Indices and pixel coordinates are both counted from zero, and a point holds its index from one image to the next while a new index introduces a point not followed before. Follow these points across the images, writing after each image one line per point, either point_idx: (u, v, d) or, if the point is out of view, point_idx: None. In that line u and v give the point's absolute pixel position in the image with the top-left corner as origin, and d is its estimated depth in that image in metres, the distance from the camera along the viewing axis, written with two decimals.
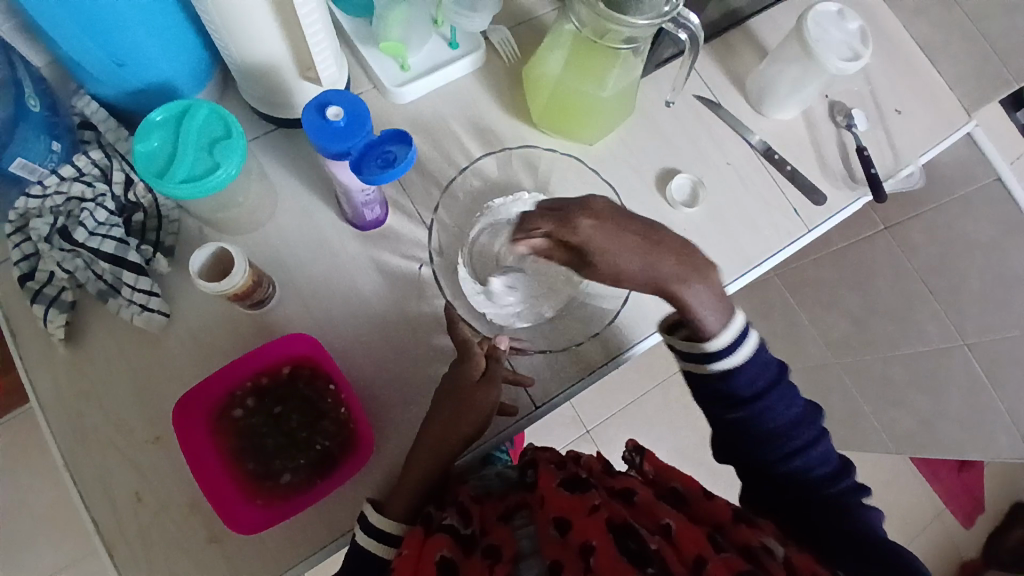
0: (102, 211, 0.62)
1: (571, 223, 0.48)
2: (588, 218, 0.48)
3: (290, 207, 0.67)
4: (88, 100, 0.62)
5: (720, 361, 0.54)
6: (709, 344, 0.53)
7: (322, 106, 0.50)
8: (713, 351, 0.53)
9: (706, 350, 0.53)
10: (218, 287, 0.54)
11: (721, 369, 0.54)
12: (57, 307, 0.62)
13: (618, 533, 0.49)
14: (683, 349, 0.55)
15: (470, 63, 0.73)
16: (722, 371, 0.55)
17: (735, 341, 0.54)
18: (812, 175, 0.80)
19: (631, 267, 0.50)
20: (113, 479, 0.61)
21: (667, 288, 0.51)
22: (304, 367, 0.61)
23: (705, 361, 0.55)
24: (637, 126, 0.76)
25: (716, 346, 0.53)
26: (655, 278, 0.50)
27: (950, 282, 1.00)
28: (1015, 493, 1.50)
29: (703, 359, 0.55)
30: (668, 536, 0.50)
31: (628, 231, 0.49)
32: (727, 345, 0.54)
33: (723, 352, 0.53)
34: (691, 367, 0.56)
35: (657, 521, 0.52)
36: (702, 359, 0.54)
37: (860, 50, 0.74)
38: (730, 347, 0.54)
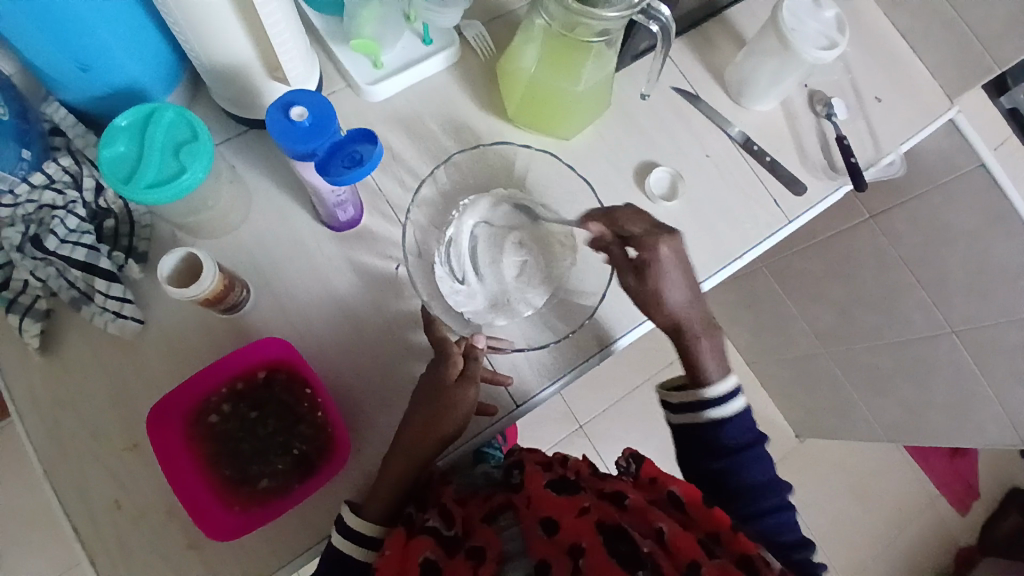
0: (73, 218, 0.61)
1: (651, 235, 0.60)
2: (665, 244, 0.60)
3: (264, 209, 0.67)
4: (58, 107, 0.62)
5: (714, 408, 0.62)
6: (705, 391, 0.62)
7: (286, 106, 0.50)
8: (711, 395, 0.62)
9: (702, 393, 0.62)
10: (186, 292, 0.53)
11: (715, 417, 0.62)
12: (31, 316, 0.62)
13: (609, 535, 0.50)
14: (680, 399, 0.63)
15: (445, 60, 0.72)
16: (716, 417, 0.62)
17: (727, 396, 0.62)
18: (792, 166, 0.80)
19: (674, 294, 0.61)
20: (91, 487, 0.60)
21: (682, 325, 0.63)
22: (280, 371, 0.61)
23: (700, 408, 0.62)
24: (615, 120, 0.76)
25: (713, 392, 0.62)
26: (680, 317, 0.62)
27: (934, 270, 0.98)
28: (1006, 478, 1.51)
29: (699, 406, 0.62)
30: (661, 541, 0.50)
31: (682, 265, 0.61)
32: (721, 395, 0.62)
33: (720, 397, 0.62)
34: (687, 418, 0.63)
35: (652, 525, 0.52)
36: (698, 405, 0.62)
37: (837, 37, 0.74)
38: (723, 398, 0.62)
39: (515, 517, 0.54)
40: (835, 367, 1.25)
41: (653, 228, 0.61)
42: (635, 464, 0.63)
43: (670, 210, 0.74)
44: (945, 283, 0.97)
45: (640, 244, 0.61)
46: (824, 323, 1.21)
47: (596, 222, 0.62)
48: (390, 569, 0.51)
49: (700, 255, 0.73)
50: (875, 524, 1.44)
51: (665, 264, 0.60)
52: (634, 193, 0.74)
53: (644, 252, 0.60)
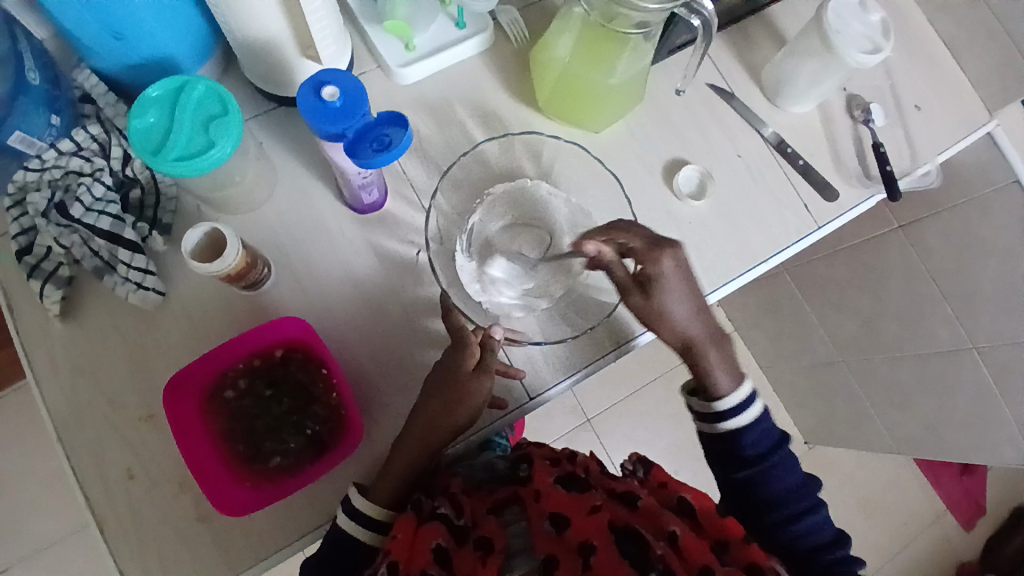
0: (99, 187, 0.61)
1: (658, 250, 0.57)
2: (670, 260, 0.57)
3: (288, 187, 0.67)
4: (88, 74, 0.61)
5: (730, 420, 0.60)
6: (719, 402, 0.60)
7: (316, 86, 0.49)
8: (722, 408, 0.60)
9: (717, 406, 0.60)
10: (211, 267, 0.53)
11: (732, 427, 0.60)
12: (53, 283, 0.62)
13: (619, 535, 0.50)
14: (699, 409, 0.62)
15: (477, 44, 0.71)
16: (734, 428, 0.60)
17: (741, 405, 0.60)
18: (825, 171, 0.78)
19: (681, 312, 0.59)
20: (106, 454, 0.61)
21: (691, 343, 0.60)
22: (296, 351, 0.61)
23: (717, 419, 0.61)
24: (646, 115, 0.74)
25: (723, 406, 0.60)
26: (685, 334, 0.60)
27: (962, 286, 0.96)
28: (1016, 498, 1.48)
29: (714, 419, 0.61)
30: (673, 545, 0.50)
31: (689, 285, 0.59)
32: (738, 405, 0.60)
33: (732, 409, 0.60)
34: (704, 426, 0.62)
35: (662, 528, 0.51)
36: (713, 416, 0.61)
37: (881, 42, 0.72)
38: (736, 408, 0.60)
39: (521, 513, 0.56)
40: (852, 377, 1.22)
41: (653, 243, 0.57)
42: (643, 469, 0.63)
43: (698, 210, 0.72)
44: (974, 300, 0.95)
45: (641, 258, 0.57)
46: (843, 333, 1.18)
47: (592, 240, 0.57)
48: (400, 553, 0.50)
49: (726, 257, 0.72)
50: (879, 538, 1.42)
51: (667, 282, 0.57)
52: (661, 190, 0.73)
53: (645, 267, 0.57)
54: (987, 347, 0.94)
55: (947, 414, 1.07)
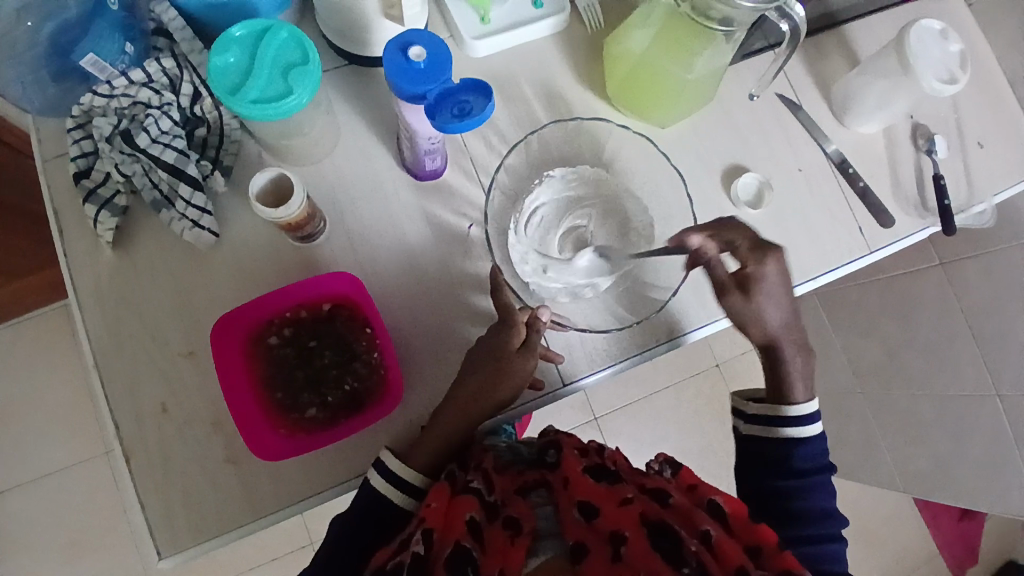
0: (167, 120, 0.62)
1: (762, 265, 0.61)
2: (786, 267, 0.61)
3: (350, 145, 0.67)
4: (168, 8, 0.62)
5: (798, 426, 0.61)
6: (790, 407, 0.61)
7: (404, 45, 0.49)
8: (801, 411, 0.61)
9: (786, 410, 0.61)
10: (275, 215, 0.54)
11: (792, 435, 0.61)
12: (109, 210, 0.63)
13: (652, 528, 0.49)
14: (757, 409, 0.62)
15: (552, 25, 0.70)
16: (793, 436, 0.61)
17: (810, 415, 0.61)
18: (883, 195, 0.77)
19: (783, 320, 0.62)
20: (142, 386, 0.62)
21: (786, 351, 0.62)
22: (343, 307, 0.61)
23: (779, 424, 0.61)
24: (712, 117, 0.73)
25: (796, 410, 0.61)
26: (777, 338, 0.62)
27: (994, 330, 0.94)
28: (1013, 551, 1.47)
29: (779, 422, 0.61)
30: (705, 543, 0.50)
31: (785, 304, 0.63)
32: (806, 415, 0.61)
33: (809, 415, 0.61)
34: (759, 430, 0.62)
35: (696, 527, 0.51)
36: (779, 420, 0.61)
37: (958, 75, 0.71)
38: (806, 417, 0.61)
39: (548, 496, 0.56)
40: (867, 408, 1.22)
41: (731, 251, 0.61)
42: (670, 469, 0.61)
43: (752, 218, 0.72)
44: (1005, 346, 0.92)
45: (744, 259, 0.60)
46: (866, 362, 1.17)
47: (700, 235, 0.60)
48: (435, 521, 0.50)
49: None
50: (871, 571, 1.42)
51: (766, 283, 0.60)
52: (718, 194, 0.72)
53: (745, 266, 0.60)
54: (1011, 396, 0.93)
55: (959, 458, 1.06)
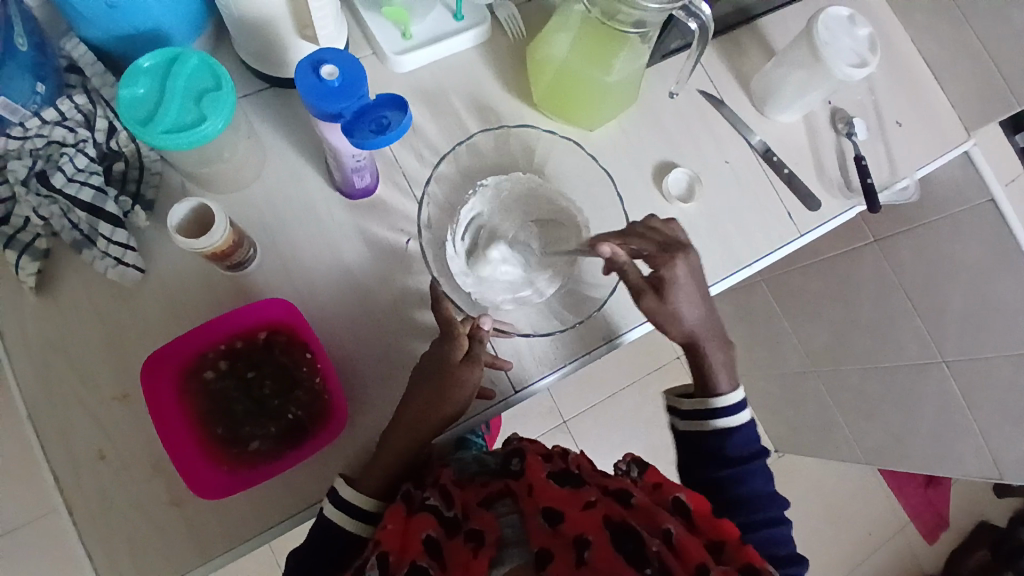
0: (82, 157, 0.60)
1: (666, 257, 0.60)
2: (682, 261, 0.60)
3: (278, 169, 0.66)
4: (77, 43, 0.60)
5: (724, 418, 0.62)
6: (715, 400, 0.62)
7: (316, 65, 0.49)
8: (720, 405, 0.62)
9: (713, 402, 0.62)
10: (197, 245, 0.52)
11: (722, 427, 0.62)
12: (30, 255, 0.60)
13: (614, 531, 0.50)
14: (690, 406, 0.63)
15: (474, 37, 0.71)
16: (724, 427, 0.62)
17: (737, 405, 0.63)
18: (810, 180, 0.79)
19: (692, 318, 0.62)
20: (76, 434, 0.59)
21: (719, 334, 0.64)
22: (280, 334, 0.60)
23: (710, 417, 0.62)
24: (639, 116, 0.75)
25: (721, 403, 0.62)
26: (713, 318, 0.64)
27: (933, 300, 0.98)
28: (977, 512, 1.53)
29: (708, 415, 0.62)
30: (669, 542, 0.50)
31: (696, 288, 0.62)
32: (731, 405, 0.62)
33: (727, 407, 0.62)
34: (692, 425, 0.63)
35: (659, 526, 0.51)
36: (706, 414, 0.62)
37: (868, 57, 0.74)
38: (732, 407, 0.62)
39: (514, 505, 0.55)
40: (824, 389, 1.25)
41: (665, 248, 0.60)
42: (637, 469, 0.61)
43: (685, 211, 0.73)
44: (943, 314, 0.97)
45: (652, 260, 0.60)
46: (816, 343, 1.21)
47: (607, 244, 0.57)
48: (392, 544, 0.50)
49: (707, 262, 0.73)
50: (845, 546, 1.45)
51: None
52: (650, 191, 0.73)
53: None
54: (954, 360, 0.98)
55: (913, 426, 1.10)
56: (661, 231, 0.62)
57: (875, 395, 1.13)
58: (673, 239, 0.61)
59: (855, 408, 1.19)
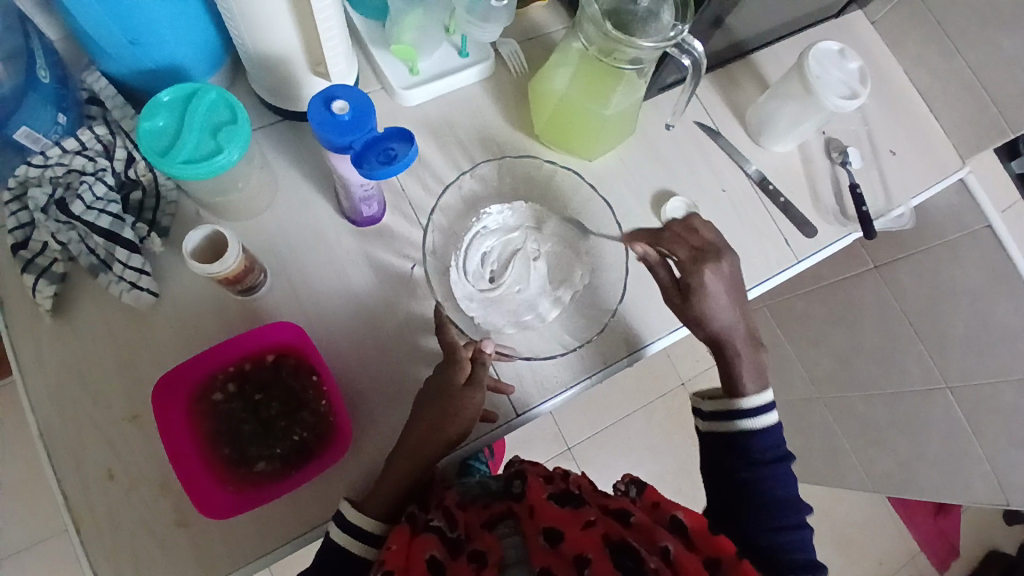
0: (101, 186, 0.63)
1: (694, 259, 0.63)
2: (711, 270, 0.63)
3: (288, 198, 0.68)
4: (99, 77, 0.64)
5: (750, 418, 0.62)
6: (743, 400, 0.63)
7: (327, 99, 0.51)
8: (747, 404, 0.62)
9: (737, 402, 0.63)
10: (210, 269, 0.54)
11: (746, 427, 0.62)
12: (47, 278, 0.62)
13: (614, 549, 0.51)
14: (711, 407, 0.64)
15: (478, 72, 0.74)
16: (749, 427, 0.62)
17: (763, 406, 0.63)
18: (806, 208, 0.81)
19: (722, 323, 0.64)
20: (87, 454, 0.60)
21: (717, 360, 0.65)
22: (288, 356, 0.62)
23: (733, 418, 0.63)
24: (638, 147, 0.78)
25: (747, 403, 0.63)
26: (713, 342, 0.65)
27: (934, 324, 0.98)
28: (988, 540, 1.51)
29: (733, 415, 0.63)
30: (667, 559, 0.51)
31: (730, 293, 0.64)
32: (757, 406, 0.63)
33: (755, 407, 0.62)
34: (720, 426, 0.63)
35: (657, 543, 0.52)
36: (732, 414, 0.63)
37: (859, 89, 0.77)
38: (758, 409, 0.63)
39: (515, 526, 0.56)
40: (829, 414, 1.24)
41: (698, 252, 0.64)
42: (635, 490, 0.61)
43: None
44: (945, 339, 0.98)
45: (682, 266, 0.63)
46: (819, 368, 1.21)
47: (641, 243, 0.65)
48: (395, 563, 0.50)
49: None
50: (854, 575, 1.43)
51: (709, 289, 0.63)
52: (649, 218, 0.75)
53: (687, 277, 0.63)
54: (959, 386, 0.98)
55: (920, 451, 1.09)
56: (697, 233, 0.65)
57: (880, 420, 1.13)
58: (708, 243, 0.64)
59: (860, 433, 1.19)
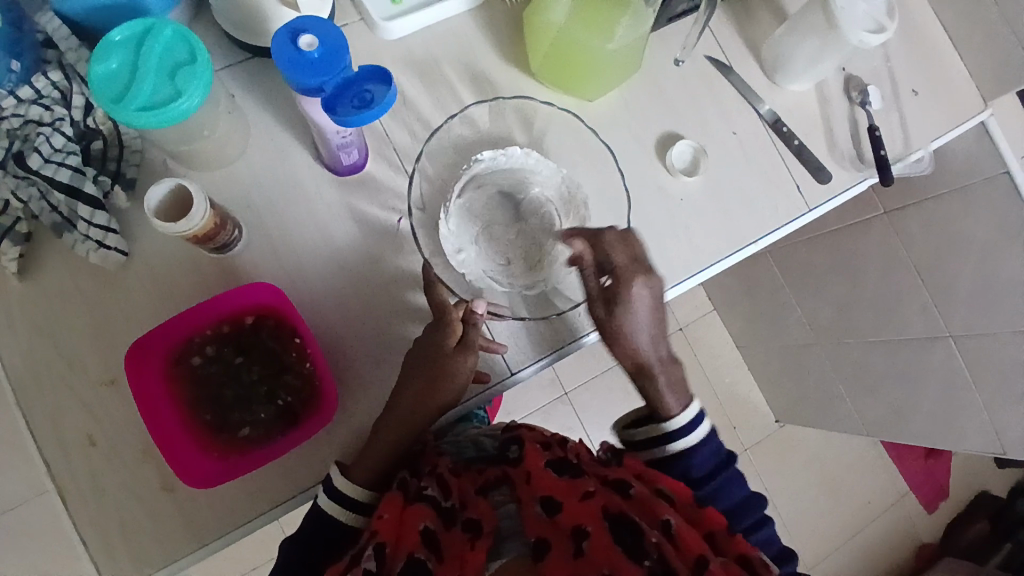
0: (59, 137, 0.57)
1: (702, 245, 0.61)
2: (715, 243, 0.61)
3: (262, 144, 0.63)
4: (52, 17, 0.57)
5: (679, 440, 0.59)
6: (665, 424, 0.60)
7: (294, 35, 0.46)
8: (673, 427, 0.59)
9: (664, 427, 0.59)
10: (177, 228, 0.50)
11: (681, 446, 0.59)
12: (10, 239, 0.58)
13: (612, 522, 0.49)
14: (642, 433, 0.60)
15: (468, 1, 0.67)
16: (682, 448, 0.59)
17: (690, 421, 0.60)
18: (819, 152, 0.76)
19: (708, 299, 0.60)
20: (65, 419, 0.58)
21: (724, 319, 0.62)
22: (269, 318, 0.58)
23: (664, 440, 0.59)
24: (642, 85, 0.71)
25: (673, 426, 0.59)
26: None
27: (943, 273, 0.94)
28: (977, 485, 1.52)
29: (662, 438, 0.59)
30: (668, 534, 0.49)
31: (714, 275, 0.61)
32: (683, 426, 0.59)
33: (681, 428, 0.59)
34: (651, 454, 0.60)
35: (658, 518, 0.50)
36: (658, 440, 0.59)
37: (886, 23, 0.70)
38: (685, 428, 0.59)
39: (510, 494, 0.54)
40: (827, 363, 1.22)
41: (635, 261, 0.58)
42: (628, 456, 0.60)
43: (689, 186, 0.70)
44: (953, 289, 0.93)
45: (617, 273, 0.58)
46: (820, 316, 1.17)
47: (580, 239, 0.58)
48: (388, 534, 0.49)
49: (712, 238, 0.70)
50: (842, 516, 1.45)
51: (633, 303, 0.58)
52: (653, 164, 0.70)
53: (617, 284, 0.58)
54: (962, 337, 0.95)
55: (916, 401, 1.07)
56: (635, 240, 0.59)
57: (879, 368, 1.11)
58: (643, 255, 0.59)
59: (857, 382, 1.17)
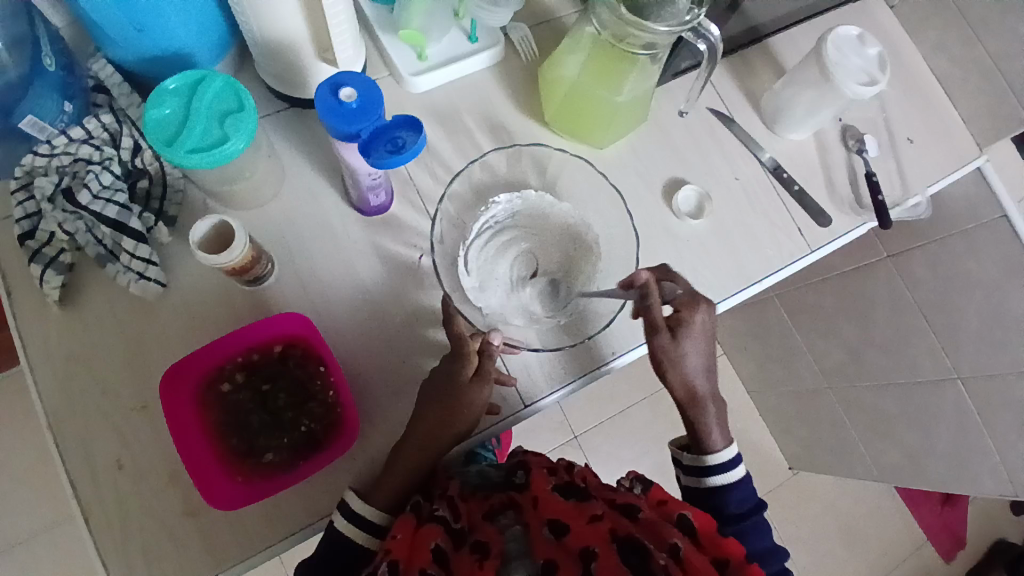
0: (108, 175, 0.62)
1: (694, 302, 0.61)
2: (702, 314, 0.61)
3: (296, 186, 0.68)
4: (104, 64, 0.64)
5: (717, 475, 0.63)
6: (709, 456, 0.63)
7: (335, 87, 0.51)
8: (714, 463, 0.63)
9: (706, 459, 0.63)
10: (217, 260, 0.54)
11: (721, 483, 0.63)
12: (54, 269, 0.62)
13: (620, 543, 0.50)
14: (689, 460, 0.64)
15: (488, 58, 0.73)
16: (721, 484, 0.63)
17: (729, 461, 0.63)
18: (820, 197, 0.80)
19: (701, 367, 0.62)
20: (96, 444, 0.60)
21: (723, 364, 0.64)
22: (296, 347, 0.62)
23: (704, 474, 0.63)
24: (649, 134, 0.76)
25: (714, 461, 0.63)
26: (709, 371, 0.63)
27: (948, 316, 0.95)
28: (995, 532, 1.49)
29: (701, 474, 0.63)
30: (675, 556, 0.50)
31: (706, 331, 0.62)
32: (723, 463, 0.63)
33: (722, 466, 0.63)
34: (693, 481, 0.64)
35: (665, 541, 0.52)
36: (701, 471, 0.63)
37: (878, 77, 0.74)
38: (725, 466, 0.63)
39: (516, 517, 0.56)
40: (838, 407, 1.22)
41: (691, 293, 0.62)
42: (640, 486, 0.62)
43: (696, 228, 0.74)
44: (957, 330, 0.94)
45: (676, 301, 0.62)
46: (829, 358, 1.17)
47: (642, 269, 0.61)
48: (401, 553, 0.51)
49: (718, 277, 0.73)
50: (860, 564, 1.42)
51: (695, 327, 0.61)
52: (661, 208, 0.74)
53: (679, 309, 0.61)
54: (971, 378, 0.95)
55: (928, 444, 1.07)
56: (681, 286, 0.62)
57: (889, 411, 1.11)
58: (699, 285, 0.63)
59: (869, 424, 1.17)
